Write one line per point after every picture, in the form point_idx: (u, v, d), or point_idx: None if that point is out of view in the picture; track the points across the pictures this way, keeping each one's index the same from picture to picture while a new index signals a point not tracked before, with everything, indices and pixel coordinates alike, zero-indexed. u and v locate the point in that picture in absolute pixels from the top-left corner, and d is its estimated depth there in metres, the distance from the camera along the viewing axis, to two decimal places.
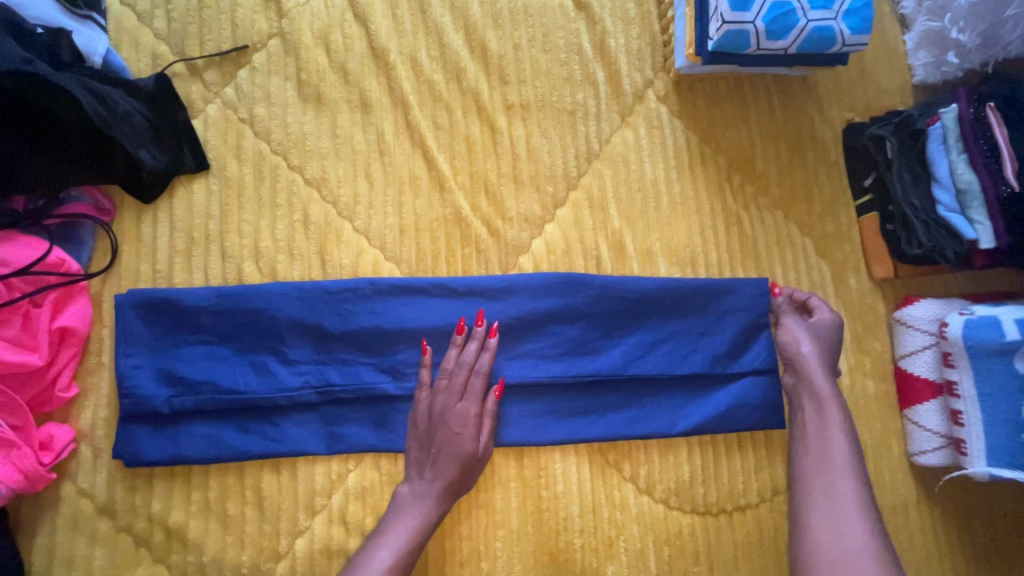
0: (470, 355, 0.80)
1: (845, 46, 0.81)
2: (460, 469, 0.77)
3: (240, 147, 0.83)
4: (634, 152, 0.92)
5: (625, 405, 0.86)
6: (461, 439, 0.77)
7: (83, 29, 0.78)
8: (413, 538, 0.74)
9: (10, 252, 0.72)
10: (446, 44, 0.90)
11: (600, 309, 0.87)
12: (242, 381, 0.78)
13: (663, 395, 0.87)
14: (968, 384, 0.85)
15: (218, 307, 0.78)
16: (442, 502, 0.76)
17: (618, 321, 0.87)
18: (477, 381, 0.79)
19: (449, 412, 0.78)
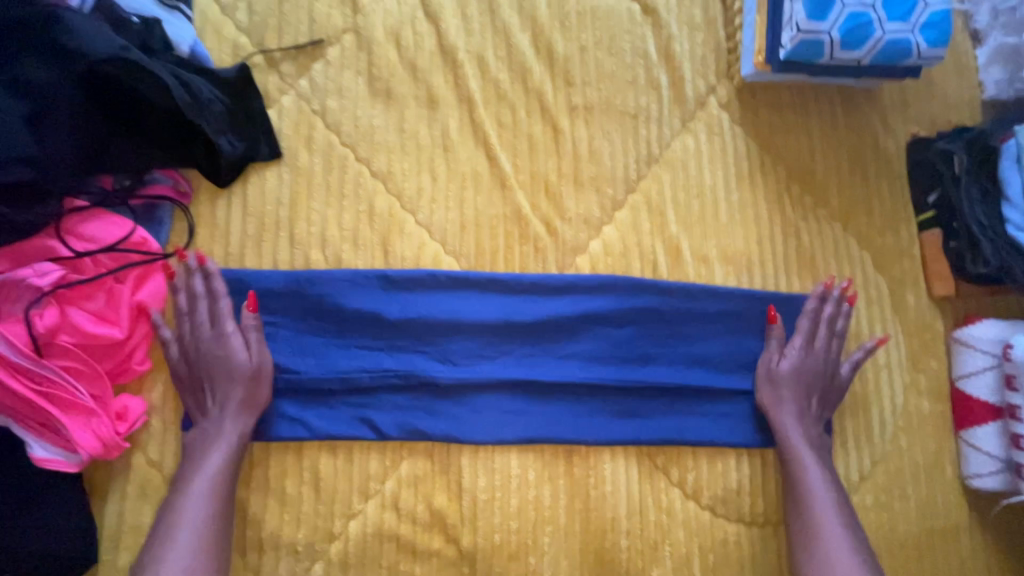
0: (200, 288, 0.78)
1: (920, 60, 0.80)
2: (239, 388, 0.76)
3: (311, 138, 0.86)
4: (694, 158, 0.93)
5: (672, 411, 0.86)
6: (229, 360, 0.77)
7: (172, 19, 0.81)
8: (220, 479, 0.73)
9: (98, 229, 0.75)
10: (513, 44, 0.91)
11: (651, 316, 0.87)
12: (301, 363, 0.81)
13: (711, 403, 0.87)
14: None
15: (286, 291, 0.81)
16: (240, 421, 0.76)
17: (668, 329, 0.88)
18: (221, 306, 0.78)
19: (199, 341, 0.78)
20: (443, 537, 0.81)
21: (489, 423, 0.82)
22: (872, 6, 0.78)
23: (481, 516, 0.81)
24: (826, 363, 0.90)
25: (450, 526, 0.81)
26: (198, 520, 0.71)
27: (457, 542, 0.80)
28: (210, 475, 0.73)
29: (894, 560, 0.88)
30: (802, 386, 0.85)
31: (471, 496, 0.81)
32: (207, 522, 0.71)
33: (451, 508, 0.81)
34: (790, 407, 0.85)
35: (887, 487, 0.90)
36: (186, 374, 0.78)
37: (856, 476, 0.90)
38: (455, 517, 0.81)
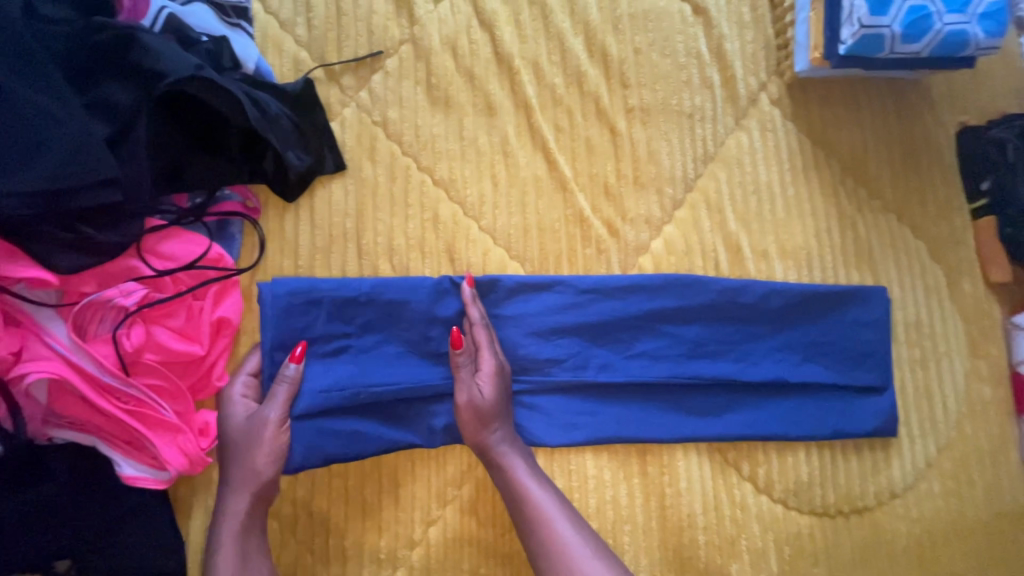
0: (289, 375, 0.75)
1: (978, 50, 0.81)
2: (237, 455, 0.74)
3: (374, 149, 0.87)
4: (749, 155, 0.93)
5: (741, 403, 0.87)
6: (232, 421, 0.76)
7: (235, 36, 0.81)
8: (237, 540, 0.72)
9: (177, 247, 0.76)
10: (568, 48, 0.92)
11: (717, 313, 0.88)
12: (383, 373, 0.79)
13: (779, 396, 0.88)
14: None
15: (367, 298, 0.80)
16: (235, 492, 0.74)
17: (734, 325, 0.88)
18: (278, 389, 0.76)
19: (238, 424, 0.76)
20: None
21: (566, 424, 0.83)
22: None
23: None
24: (888, 353, 0.91)
25: None
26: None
27: None
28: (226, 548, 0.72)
29: (964, 545, 0.89)
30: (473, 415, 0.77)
31: None
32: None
33: None
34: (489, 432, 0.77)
35: (954, 474, 0.91)
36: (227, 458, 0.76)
37: (923, 464, 0.90)
38: None
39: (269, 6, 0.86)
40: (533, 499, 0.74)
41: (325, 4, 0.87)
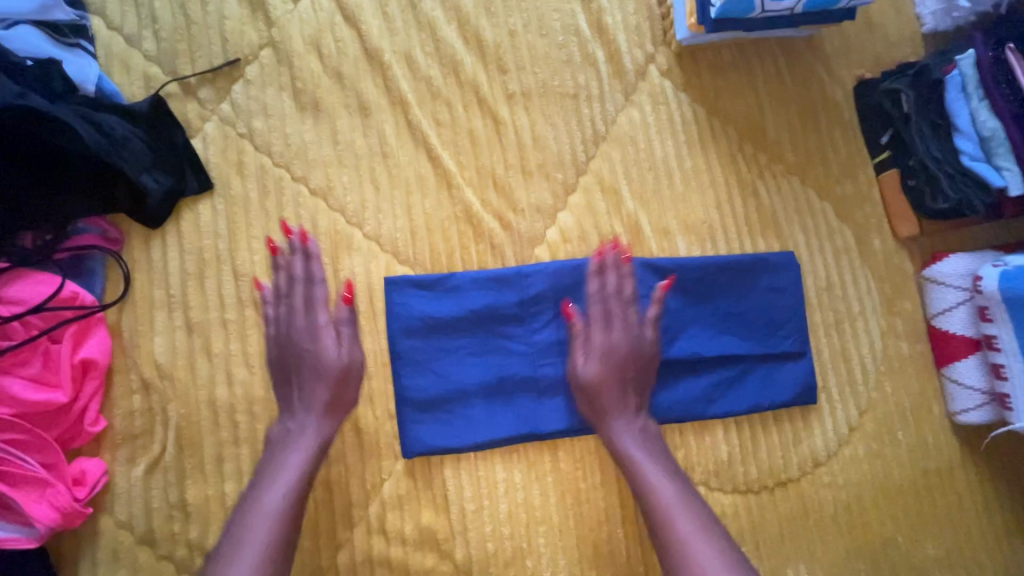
0: (297, 271, 0.77)
1: (853, 0, 0.78)
2: (331, 385, 0.74)
3: (242, 163, 0.82)
4: (641, 131, 0.90)
5: (662, 384, 0.84)
6: (281, 342, 0.75)
7: (72, 57, 0.77)
8: (295, 487, 0.67)
9: (23, 290, 0.71)
10: (440, 37, 0.87)
11: (634, 293, 0.84)
12: (459, 373, 0.80)
13: (701, 372, 0.85)
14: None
15: (438, 300, 0.81)
16: (325, 424, 0.73)
17: (653, 303, 0.85)
18: (317, 291, 0.76)
19: (291, 329, 0.75)
20: (436, 554, 0.78)
21: (480, 425, 0.79)
22: None
23: (472, 526, 0.78)
24: (802, 316, 0.88)
25: (443, 541, 0.78)
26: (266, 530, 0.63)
27: (451, 557, 0.78)
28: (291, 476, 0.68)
29: (893, 507, 0.87)
30: (612, 378, 0.76)
31: (459, 507, 0.79)
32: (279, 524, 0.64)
33: (440, 524, 0.78)
34: (614, 403, 0.76)
35: (876, 435, 0.89)
36: (279, 376, 0.75)
37: (845, 429, 0.89)
38: (446, 532, 0.78)
39: (112, 22, 0.82)
40: (642, 470, 0.71)
41: (173, 16, 0.83)
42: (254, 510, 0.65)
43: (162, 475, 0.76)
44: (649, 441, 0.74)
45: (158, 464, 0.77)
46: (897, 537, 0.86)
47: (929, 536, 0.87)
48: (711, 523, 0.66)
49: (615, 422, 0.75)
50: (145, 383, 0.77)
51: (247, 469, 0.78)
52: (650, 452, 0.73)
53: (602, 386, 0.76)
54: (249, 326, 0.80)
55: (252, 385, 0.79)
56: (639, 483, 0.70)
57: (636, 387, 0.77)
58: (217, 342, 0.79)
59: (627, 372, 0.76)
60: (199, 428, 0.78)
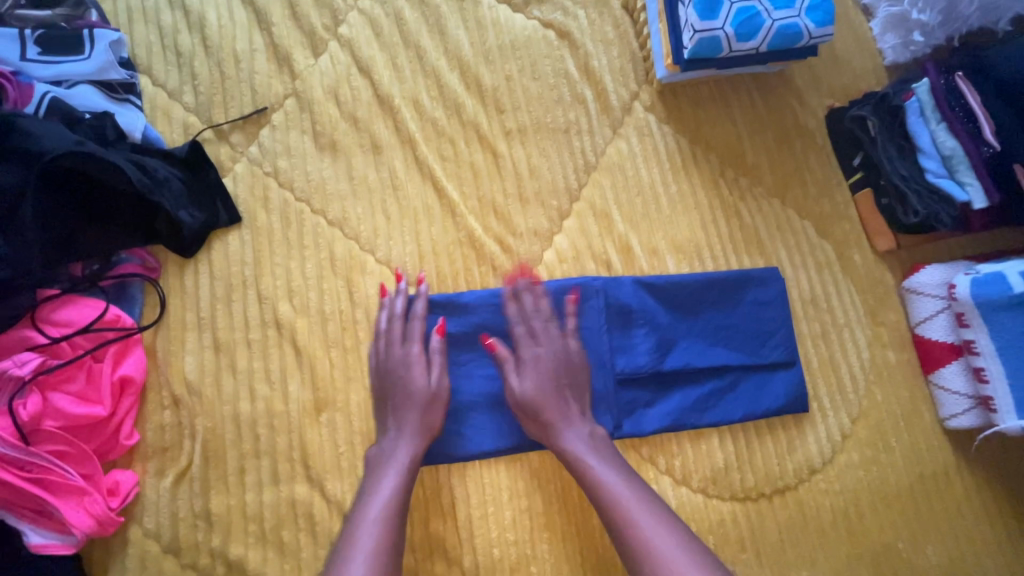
0: (399, 307, 0.85)
1: (813, 39, 0.87)
2: (420, 407, 0.80)
3: (267, 198, 0.91)
4: (629, 160, 0.98)
5: (660, 393, 0.89)
6: (371, 382, 0.83)
7: (123, 110, 0.88)
8: (394, 498, 0.73)
9: (73, 314, 0.80)
10: (444, 83, 0.97)
11: (630, 308, 0.90)
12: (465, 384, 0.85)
13: (698, 381, 0.90)
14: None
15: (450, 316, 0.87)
16: (415, 444, 0.78)
17: (650, 317, 0.90)
18: (415, 325, 0.85)
19: (391, 357, 0.83)
20: (444, 560, 0.81)
21: (489, 433, 0.84)
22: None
23: (479, 533, 0.82)
24: (790, 328, 0.93)
25: (451, 549, 0.81)
26: (373, 545, 0.67)
27: (458, 564, 0.81)
28: (389, 490, 0.73)
29: (892, 513, 0.89)
30: (549, 390, 0.81)
31: (466, 515, 0.83)
32: (385, 524, 0.70)
33: (449, 532, 0.82)
34: (557, 416, 0.80)
35: (870, 442, 0.91)
36: (378, 397, 0.82)
37: (839, 436, 0.92)
38: (454, 539, 0.82)
39: (157, 79, 0.93)
40: (595, 471, 0.76)
41: (210, 73, 0.94)
42: (363, 523, 0.70)
43: (188, 486, 0.82)
44: (597, 442, 0.80)
45: (184, 476, 0.82)
46: (897, 543, 0.88)
47: (930, 542, 0.88)
48: (666, 514, 0.72)
49: (567, 432, 0.80)
50: (176, 399, 0.84)
51: (267, 480, 0.83)
52: (599, 452, 0.78)
53: (543, 400, 0.81)
54: (271, 345, 0.87)
55: (273, 400, 0.85)
56: (591, 480, 0.76)
57: (575, 392, 0.83)
58: (241, 360, 0.86)
59: (556, 388, 0.82)
60: (223, 440, 0.83)
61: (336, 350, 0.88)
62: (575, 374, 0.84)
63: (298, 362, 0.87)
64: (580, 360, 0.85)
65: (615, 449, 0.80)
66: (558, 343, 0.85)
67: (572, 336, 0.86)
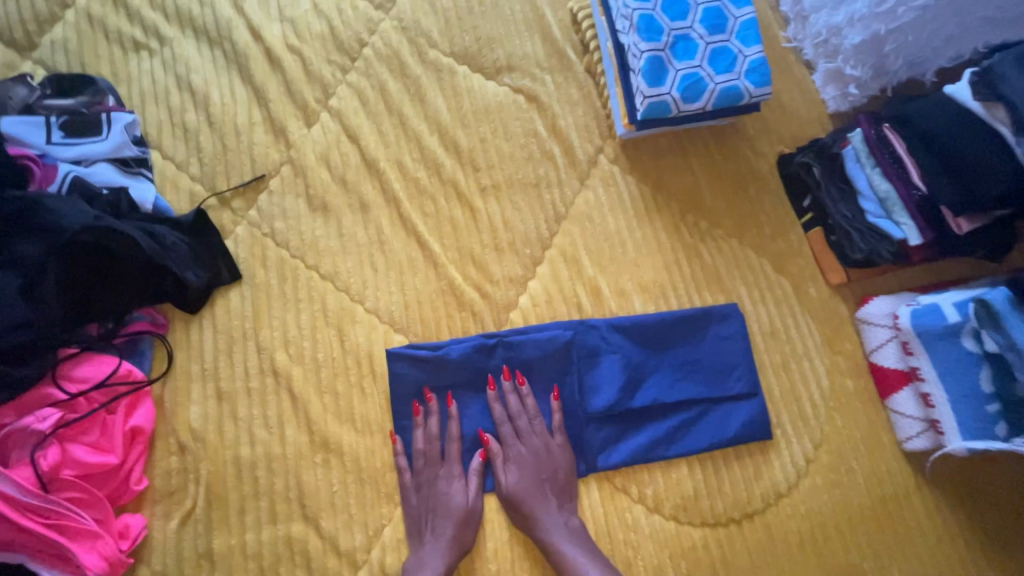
0: (433, 428, 0.92)
1: (753, 98, 0.96)
2: (456, 523, 0.88)
3: (265, 256, 1.00)
4: (596, 209, 1.07)
5: (630, 428, 0.95)
6: (411, 495, 0.90)
7: (136, 183, 0.98)
8: None
9: (89, 370, 0.87)
10: (425, 146, 1.07)
11: (599, 349, 0.97)
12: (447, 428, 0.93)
13: (665, 415, 0.96)
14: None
15: (429, 364, 0.95)
16: (448, 557, 0.86)
17: (619, 358, 0.97)
18: (452, 446, 0.92)
19: (432, 482, 0.90)
20: None
21: (465, 474, 0.92)
22: (700, 66, 0.95)
23: (463, 564, 0.89)
24: (751, 360, 1.00)
25: None
26: None
27: None
28: None
29: (855, 534, 0.94)
30: (533, 486, 0.90)
31: None
32: None
33: None
34: (542, 509, 0.89)
35: (832, 466, 0.97)
36: (418, 514, 0.89)
37: (802, 461, 0.97)
38: None
39: (166, 153, 1.03)
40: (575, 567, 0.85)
41: (214, 145, 1.04)
42: None
43: (192, 527, 0.88)
44: (576, 535, 0.88)
45: (189, 518, 0.89)
46: (861, 562, 0.93)
47: (892, 560, 0.93)
48: None
49: (550, 523, 0.88)
50: (182, 445, 0.91)
51: (265, 519, 0.89)
52: (579, 546, 0.87)
53: (526, 495, 0.89)
54: (269, 392, 0.94)
55: (271, 443, 0.92)
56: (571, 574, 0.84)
57: (557, 484, 0.91)
58: (242, 407, 0.93)
59: (539, 485, 0.90)
60: (225, 483, 0.90)
61: (329, 395, 0.95)
62: (558, 469, 0.91)
63: (293, 408, 0.94)
64: (564, 454, 0.92)
65: (594, 540, 0.89)
66: (541, 440, 0.92)
67: (558, 430, 0.93)
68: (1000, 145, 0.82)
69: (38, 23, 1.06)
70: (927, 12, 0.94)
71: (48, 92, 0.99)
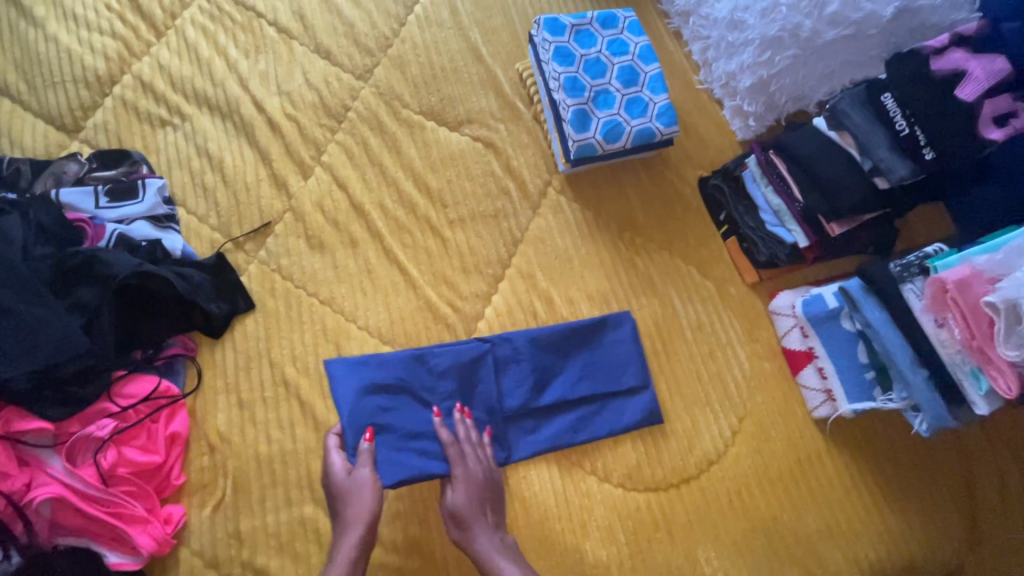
0: (338, 459, 1.03)
1: (665, 135, 1.19)
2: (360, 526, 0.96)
3: (274, 288, 1.22)
4: (547, 232, 1.28)
5: (542, 422, 1.14)
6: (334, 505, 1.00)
7: (166, 235, 1.20)
8: None
9: (136, 388, 1.08)
10: (402, 190, 1.30)
11: (518, 356, 1.16)
12: (401, 422, 1.07)
13: (569, 409, 1.15)
14: (918, 300, 0.88)
15: (379, 368, 1.10)
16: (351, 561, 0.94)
17: (532, 362, 1.16)
18: (343, 459, 1.03)
19: (335, 488, 1.00)
20: (420, 556, 1.06)
21: (401, 468, 1.04)
22: (618, 113, 1.18)
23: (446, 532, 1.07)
24: (638, 360, 1.18)
25: (425, 546, 1.06)
26: None
27: (432, 556, 1.06)
28: None
29: (775, 491, 1.11)
30: (471, 505, 1.01)
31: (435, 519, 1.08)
32: None
33: (423, 533, 1.07)
34: (481, 524, 1.00)
35: (754, 436, 1.15)
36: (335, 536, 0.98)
37: (729, 432, 1.15)
38: (427, 539, 1.07)
39: (190, 208, 1.26)
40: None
41: (228, 200, 1.27)
42: None
43: (223, 513, 1.07)
44: (507, 547, 0.99)
45: (220, 506, 1.08)
46: (782, 514, 1.10)
47: (808, 512, 1.10)
48: None
49: (484, 537, 0.99)
50: (211, 446, 1.11)
51: (282, 504, 1.08)
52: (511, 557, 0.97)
53: (467, 513, 1.00)
54: (281, 399, 1.14)
55: (285, 441, 1.12)
56: None
57: (489, 503, 1.03)
58: (260, 413, 1.13)
59: (473, 505, 1.01)
60: (248, 476, 1.09)
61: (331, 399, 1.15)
62: (487, 489, 1.03)
63: (302, 411, 1.14)
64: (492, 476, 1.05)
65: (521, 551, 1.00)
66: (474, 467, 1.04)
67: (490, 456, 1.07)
68: (851, 164, 1.05)
69: (83, 109, 1.30)
70: (798, 60, 1.16)
71: (94, 166, 1.22)
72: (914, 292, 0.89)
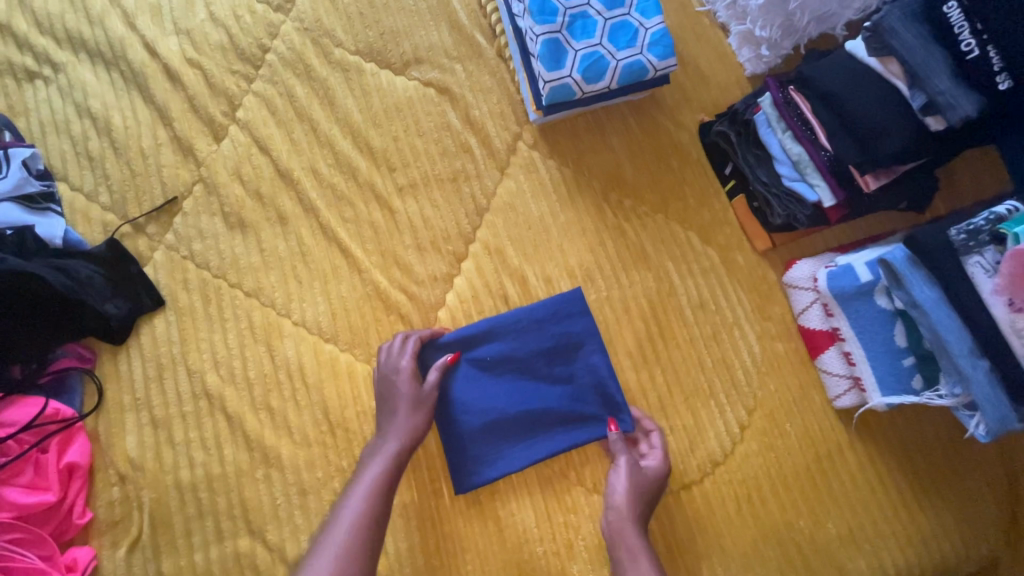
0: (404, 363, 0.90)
1: (659, 71, 0.95)
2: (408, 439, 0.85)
3: (187, 279, 1.00)
4: (518, 197, 1.06)
5: (512, 441, 0.94)
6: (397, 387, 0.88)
7: (44, 220, 0.96)
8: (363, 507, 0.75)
9: (15, 413, 0.88)
10: (338, 151, 1.05)
11: (542, 352, 0.96)
12: (479, 399, 0.94)
13: (543, 424, 0.95)
14: (987, 277, 0.70)
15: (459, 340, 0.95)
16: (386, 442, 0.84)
17: (502, 369, 0.95)
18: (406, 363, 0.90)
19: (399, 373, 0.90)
20: None
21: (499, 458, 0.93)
22: (600, 44, 0.93)
23: (407, 563, 0.91)
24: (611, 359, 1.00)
25: None
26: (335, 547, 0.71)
27: None
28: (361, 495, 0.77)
29: (791, 495, 0.96)
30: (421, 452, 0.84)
31: (395, 548, 0.91)
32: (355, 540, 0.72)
33: (381, 565, 0.91)
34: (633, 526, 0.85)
35: (767, 430, 0.98)
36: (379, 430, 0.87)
37: (737, 429, 0.98)
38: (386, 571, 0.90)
39: (73, 183, 1.02)
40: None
41: (121, 171, 1.03)
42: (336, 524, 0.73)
43: (141, 553, 0.90)
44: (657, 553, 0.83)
45: (136, 545, 0.91)
46: (798, 520, 0.95)
47: (830, 516, 0.95)
48: None
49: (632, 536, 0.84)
50: (122, 476, 0.93)
51: (212, 538, 0.91)
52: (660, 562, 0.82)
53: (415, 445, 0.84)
54: (204, 415, 0.95)
55: (211, 464, 0.93)
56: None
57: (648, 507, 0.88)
58: (178, 432, 0.94)
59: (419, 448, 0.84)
60: (169, 508, 0.92)
61: (264, 411, 0.96)
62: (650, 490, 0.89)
63: (229, 428, 0.95)
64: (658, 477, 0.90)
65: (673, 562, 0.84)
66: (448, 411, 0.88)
67: (651, 456, 0.92)
68: (896, 99, 0.82)
69: None
70: None
71: None
72: (983, 267, 0.70)
